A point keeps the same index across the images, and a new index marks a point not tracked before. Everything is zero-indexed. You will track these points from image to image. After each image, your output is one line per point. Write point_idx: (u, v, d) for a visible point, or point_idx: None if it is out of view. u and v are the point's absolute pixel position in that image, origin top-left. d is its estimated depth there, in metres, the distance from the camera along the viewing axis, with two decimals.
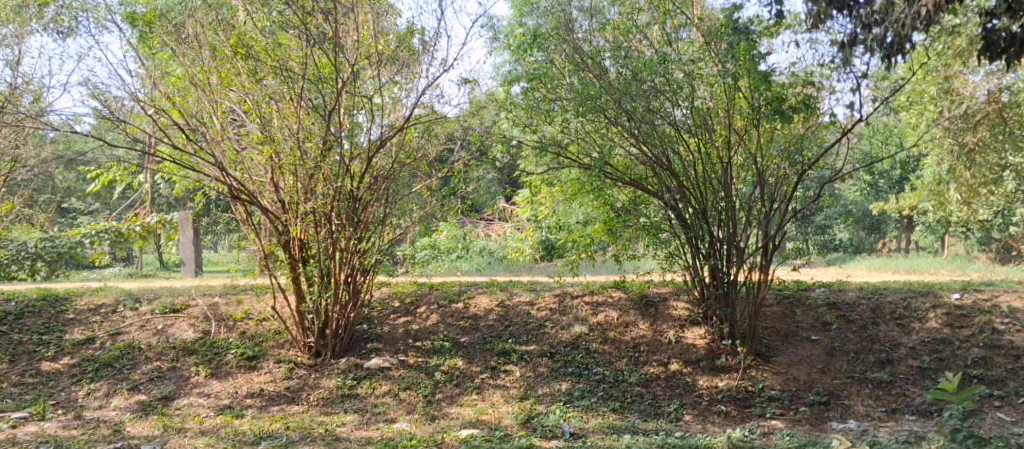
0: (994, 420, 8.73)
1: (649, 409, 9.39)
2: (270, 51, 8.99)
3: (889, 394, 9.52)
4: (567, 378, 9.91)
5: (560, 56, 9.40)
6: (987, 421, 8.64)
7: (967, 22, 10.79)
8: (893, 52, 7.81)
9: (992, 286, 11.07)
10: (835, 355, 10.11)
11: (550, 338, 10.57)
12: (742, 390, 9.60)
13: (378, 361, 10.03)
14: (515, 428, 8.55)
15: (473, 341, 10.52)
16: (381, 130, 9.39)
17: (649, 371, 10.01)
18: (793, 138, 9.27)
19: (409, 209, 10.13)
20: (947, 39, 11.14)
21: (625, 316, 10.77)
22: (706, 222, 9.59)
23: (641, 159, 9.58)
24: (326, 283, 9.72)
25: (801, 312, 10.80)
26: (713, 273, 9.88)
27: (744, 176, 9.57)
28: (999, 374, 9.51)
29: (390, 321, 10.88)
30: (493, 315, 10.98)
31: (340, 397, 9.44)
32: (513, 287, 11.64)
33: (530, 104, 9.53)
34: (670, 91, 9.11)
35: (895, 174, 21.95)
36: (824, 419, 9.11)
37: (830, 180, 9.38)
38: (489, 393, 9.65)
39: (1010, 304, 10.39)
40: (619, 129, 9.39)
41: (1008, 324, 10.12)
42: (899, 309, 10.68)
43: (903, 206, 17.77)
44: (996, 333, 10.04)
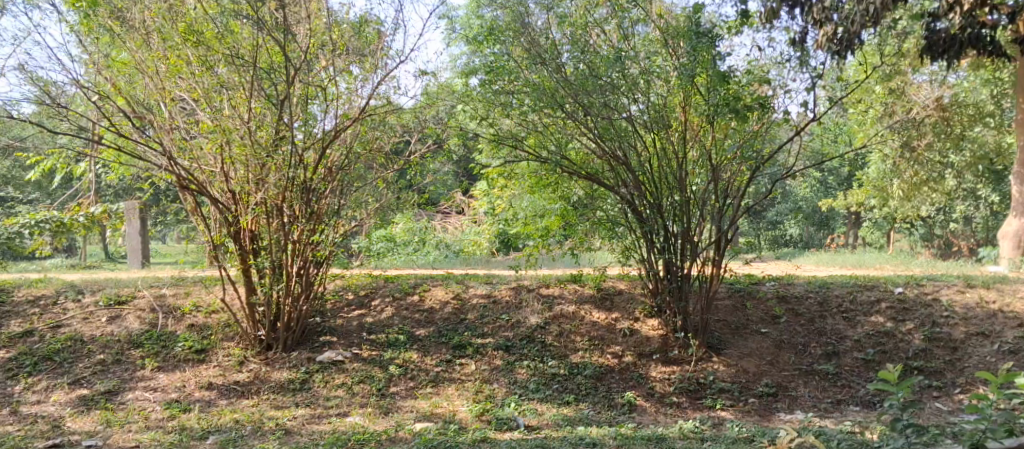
0: (932, 410, 8.24)
1: (604, 400, 8.67)
2: (222, 39, 8.10)
3: (835, 386, 8.81)
4: (523, 371, 9.11)
5: (519, 49, 8.50)
6: (923, 409, 8.22)
7: (914, 24, 10.79)
8: (842, 50, 7.34)
9: (931, 280, 10.40)
10: (784, 348, 9.31)
11: (506, 331, 9.71)
12: (692, 381, 8.82)
13: (331, 353, 9.29)
14: (471, 421, 8.02)
15: (430, 334, 9.68)
16: (335, 121, 8.60)
17: (602, 363, 9.19)
18: (747, 136, 8.45)
19: (364, 201, 9.24)
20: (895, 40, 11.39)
21: (580, 308, 9.92)
22: (660, 217, 8.79)
23: (597, 153, 8.79)
24: (278, 275, 8.97)
25: (751, 305, 9.92)
26: (666, 267, 9.08)
27: (699, 171, 8.77)
28: (937, 366, 8.88)
29: (344, 315, 10.01)
30: (450, 307, 10.08)
31: (291, 391, 8.77)
32: (470, 280, 10.70)
33: (488, 99, 8.64)
34: (627, 86, 8.33)
35: (844, 171, 22.99)
36: (771, 410, 8.43)
37: (782, 177, 8.65)
38: (444, 387, 8.92)
39: (950, 298, 9.73)
40: (574, 125, 8.61)
41: (948, 317, 9.47)
42: (846, 303, 9.91)
43: (850, 202, 18.28)
44: (935, 326, 9.38)
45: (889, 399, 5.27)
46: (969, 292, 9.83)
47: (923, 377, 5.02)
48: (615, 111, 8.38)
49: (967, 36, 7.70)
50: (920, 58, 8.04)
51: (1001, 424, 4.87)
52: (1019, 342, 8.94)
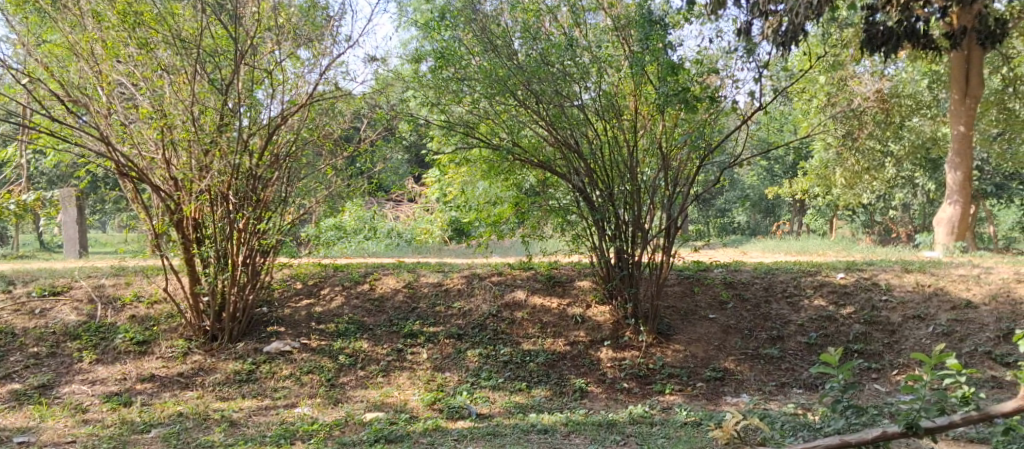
0: (871, 391, 8.43)
1: (556, 387, 8.69)
2: (163, 21, 7.93)
3: (779, 370, 8.96)
4: (474, 359, 9.08)
5: (470, 36, 8.41)
6: (863, 391, 8.40)
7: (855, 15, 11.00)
8: (787, 41, 7.41)
9: (871, 266, 10.62)
10: (731, 333, 9.43)
11: (458, 319, 9.66)
12: (642, 366, 8.88)
13: (278, 344, 9.14)
14: (422, 410, 7.97)
15: (380, 323, 9.58)
16: (282, 107, 8.46)
17: (554, 350, 9.20)
18: (697, 125, 8.43)
19: (312, 188, 9.09)
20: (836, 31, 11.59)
21: (532, 295, 9.90)
22: (611, 204, 8.80)
23: (549, 140, 8.74)
24: (223, 264, 8.80)
25: (699, 290, 10.03)
26: (617, 254, 9.10)
27: (650, 160, 8.78)
28: (876, 348, 9.07)
29: (292, 304, 9.86)
30: (402, 296, 9.99)
31: (238, 382, 8.61)
32: (421, 269, 10.61)
33: (438, 86, 8.55)
34: (579, 75, 8.32)
35: (789, 160, 23.42)
36: (718, 394, 8.55)
37: (730, 165, 8.72)
38: (395, 376, 8.85)
39: (889, 283, 9.95)
40: (525, 111, 8.54)
41: (886, 301, 9.67)
42: (790, 288, 10.07)
43: (796, 191, 18.60)
44: (874, 309, 9.58)
45: (829, 382, 5.37)
46: (907, 276, 10.07)
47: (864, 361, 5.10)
48: (566, 100, 8.36)
49: (904, 29, 7.86)
50: (860, 49, 8.14)
51: (935, 404, 4.99)
52: (953, 324, 9.18)
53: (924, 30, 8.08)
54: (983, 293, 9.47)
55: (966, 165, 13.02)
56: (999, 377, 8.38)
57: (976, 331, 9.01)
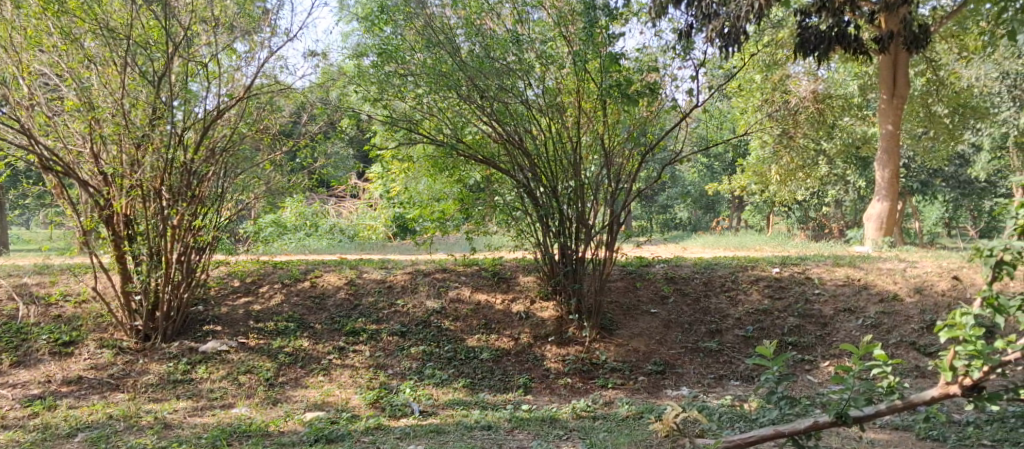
0: (805, 382, 8.60)
1: (499, 384, 8.67)
2: (88, 10, 7.58)
3: (718, 362, 9.08)
4: (417, 357, 8.99)
5: (413, 31, 8.35)
6: (797, 382, 8.56)
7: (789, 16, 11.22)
8: (729, 44, 7.42)
9: (804, 260, 10.84)
10: (671, 327, 9.51)
11: (401, 316, 9.55)
12: (585, 361, 8.92)
13: (214, 343, 8.94)
14: (364, 409, 7.86)
15: (321, 321, 9.42)
16: (217, 100, 8.25)
17: (498, 347, 9.17)
18: (638, 122, 8.57)
19: (250, 184, 8.80)
20: (770, 31, 11.82)
21: (477, 292, 9.83)
22: (555, 201, 8.79)
23: (494, 136, 8.68)
24: (156, 261, 8.54)
25: (641, 285, 10.10)
26: (561, 251, 9.10)
27: (593, 157, 8.80)
28: (810, 340, 9.23)
29: (229, 303, 9.64)
30: (343, 293, 9.84)
31: (171, 383, 8.38)
32: (364, 266, 10.47)
33: (381, 81, 8.41)
34: (522, 71, 8.29)
35: (728, 157, 23.83)
36: (659, 387, 8.64)
37: (671, 161, 8.78)
38: (337, 374, 8.71)
39: (822, 277, 10.17)
40: (469, 108, 8.48)
41: (820, 294, 9.88)
42: (728, 282, 10.20)
43: (735, 187, 18.92)
44: (808, 303, 9.77)
45: (765, 373, 5.46)
46: (839, 270, 10.31)
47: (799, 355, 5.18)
48: (511, 95, 8.29)
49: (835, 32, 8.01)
50: (793, 52, 8.28)
51: (863, 393, 5.11)
52: (882, 316, 9.41)
53: (853, 33, 8.25)
54: (908, 286, 9.73)
55: (894, 163, 13.38)
56: (922, 367, 8.61)
57: (901, 323, 9.25)
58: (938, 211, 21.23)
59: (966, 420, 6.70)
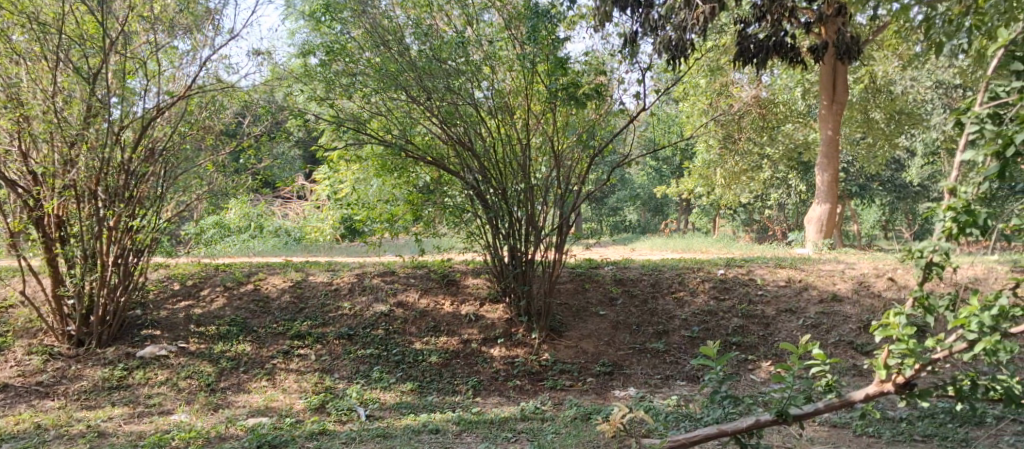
0: (747, 382, 8.73)
1: (447, 387, 8.62)
2: (17, 4, 7.33)
3: (664, 363, 9.15)
4: (364, 361, 8.90)
5: (361, 30, 8.23)
6: (740, 381, 8.68)
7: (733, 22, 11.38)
8: (676, 55, 7.44)
9: (748, 262, 11.02)
10: (619, 328, 9.56)
11: (349, 319, 9.43)
12: (535, 363, 8.92)
13: (154, 348, 8.74)
14: (308, 414, 7.76)
15: (265, 324, 9.26)
16: (158, 99, 8.10)
17: (447, 349, 9.12)
18: (586, 125, 8.64)
19: (190, 185, 8.61)
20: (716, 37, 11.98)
21: (426, 294, 9.75)
22: (505, 203, 8.75)
23: (443, 138, 8.65)
24: (91, 265, 8.32)
25: (589, 287, 10.13)
26: (511, 253, 9.07)
27: (542, 159, 8.84)
28: (753, 340, 9.34)
29: (169, 306, 9.44)
30: (288, 296, 9.68)
31: (107, 390, 8.16)
32: (310, 268, 10.32)
33: (329, 80, 8.32)
34: (471, 72, 8.25)
35: (675, 161, 24.14)
36: (607, 388, 8.68)
37: (619, 164, 8.83)
38: (281, 379, 8.57)
39: (765, 278, 10.33)
40: (418, 108, 8.42)
41: (763, 295, 10.02)
42: (675, 283, 10.30)
43: (682, 191, 19.15)
44: (751, 303, 9.90)
45: (709, 373, 5.51)
46: (781, 272, 10.49)
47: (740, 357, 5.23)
48: (460, 95, 8.24)
49: (773, 42, 8.10)
50: (733, 59, 8.40)
51: (802, 391, 5.19)
52: (821, 316, 9.58)
53: (792, 43, 8.39)
54: (846, 288, 9.94)
55: (833, 167, 13.64)
56: (859, 366, 8.79)
57: (840, 323, 9.43)
58: (876, 213, 21.74)
59: (899, 416, 6.86)
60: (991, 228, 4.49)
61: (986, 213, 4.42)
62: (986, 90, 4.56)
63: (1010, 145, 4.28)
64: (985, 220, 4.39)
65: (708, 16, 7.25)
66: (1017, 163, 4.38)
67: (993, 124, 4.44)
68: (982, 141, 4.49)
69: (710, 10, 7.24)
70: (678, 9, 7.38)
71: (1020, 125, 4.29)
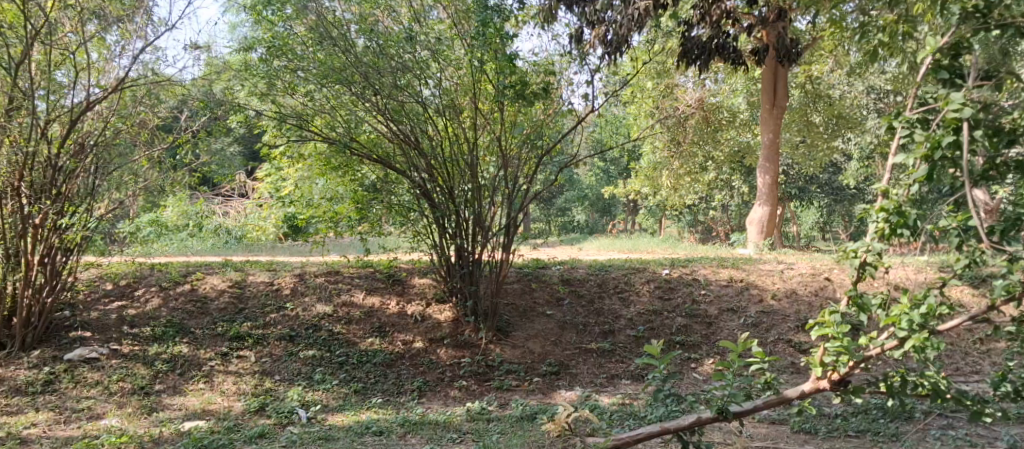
0: (691, 380, 8.81)
1: (392, 388, 8.53)
2: None
3: (611, 362, 9.18)
4: (307, 362, 8.76)
5: (304, 26, 8.08)
6: (683, 380, 8.76)
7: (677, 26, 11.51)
8: (612, 52, 7.52)
9: (691, 263, 11.14)
10: (566, 328, 9.57)
11: (291, 320, 9.26)
12: (481, 364, 8.88)
13: (83, 351, 8.50)
14: (247, 417, 7.60)
15: (202, 325, 9.06)
16: (88, 93, 7.88)
17: (392, 349, 9.03)
18: (535, 125, 8.57)
19: (125, 182, 8.40)
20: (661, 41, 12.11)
21: (371, 295, 9.64)
22: (452, 202, 8.72)
23: (389, 136, 8.55)
24: (14, 264, 8.11)
25: (537, 288, 10.14)
26: (458, 252, 9.01)
27: (490, 158, 8.78)
28: (696, 339, 9.43)
29: (100, 307, 9.19)
30: (227, 296, 9.47)
31: (31, 394, 7.91)
32: (250, 268, 10.12)
33: (270, 76, 8.17)
34: (418, 69, 8.15)
35: (622, 162, 24.39)
36: (553, 388, 8.68)
37: (567, 165, 8.82)
38: (219, 381, 8.40)
39: (708, 278, 10.45)
40: (363, 105, 8.31)
41: (707, 294, 10.14)
42: (621, 283, 10.36)
43: (629, 192, 19.33)
44: (695, 303, 9.99)
45: (652, 371, 5.53)
46: (724, 272, 10.63)
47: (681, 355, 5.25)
48: (407, 94, 8.18)
49: (715, 44, 8.18)
50: (677, 61, 8.46)
51: (741, 389, 5.25)
52: (761, 315, 9.72)
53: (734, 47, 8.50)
54: (785, 288, 10.11)
55: (774, 170, 13.83)
56: (797, 363, 8.94)
57: (779, 322, 9.57)
58: (814, 215, 22.23)
59: (834, 413, 6.97)
60: (920, 229, 4.59)
61: (916, 214, 4.52)
62: (917, 97, 4.70)
63: (938, 148, 4.40)
64: (914, 221, 4.49)
65: (641, 14, 7.23)
66: (945, 166, 4.48)
67: (923, 129, 4.57)
68: (912, 145, 4.63)
69: (644, 7, 7.22)
70: (616, 8, 7.45)
71: (946, 130, 4.42)
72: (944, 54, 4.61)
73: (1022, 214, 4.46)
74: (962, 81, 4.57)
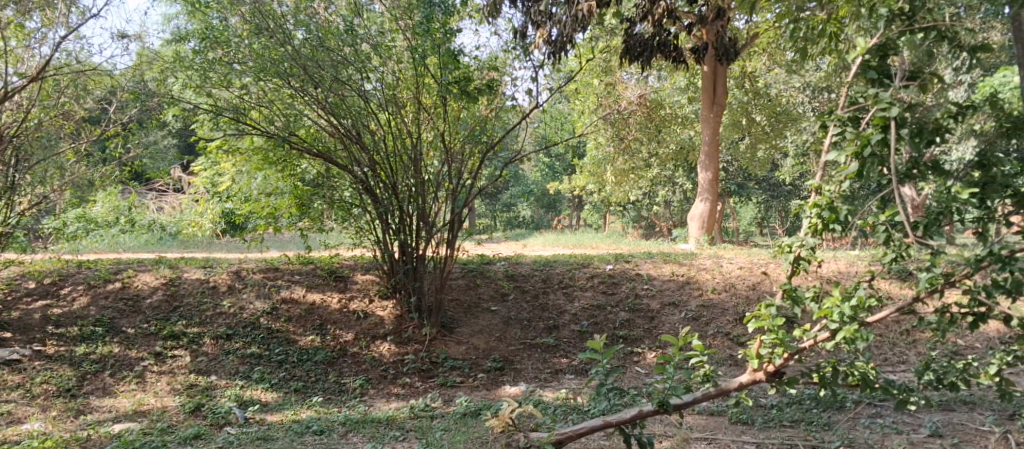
0: (633, 374, 8.85)
1: (334, 386, 8.39)
2: None
3: (555, 357, 9.16)
4: (245, 361, 8.58)
5: (239, 17, 7.85)
6: (625, 374, 8.79)
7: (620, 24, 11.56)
8: (556, 53, 7.52)
9: (634, 258, 11.22)
10: (511, 324, 9.53)
11: (228, 318, 9.04)
12: (425, 360, 8.80)
13: (3, 353, 8.25)
14: (182, 418, 7.41)
15: (135, 324, 8.80)
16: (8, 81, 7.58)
17: (335, 347, 8.89)
18: (478, 120, 8.49)
19: (49, 176, 8.48)
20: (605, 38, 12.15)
21: (311, 292, 9.42)
22: (395, 198, 8.62)
23: (329, 131, 8.40)
24: None
25: (482, 284, 10.08)
26: (401, 248, 8.95)
27: (434, 152, 8.65)
28: (638, 334, 9.47)
29: (23, 307, 8.87)
30: (161, 294, 9.21)
31: None
32: (185, 265, 9.86)
33: (204, 68, 7.94)
34: (358, 63, 8.01)
35: (567, 158, 24.55)
36: (498, 384, 8.63)
37: (512, 160, 8.78)
38: (152, 382, 8.18)
39: (650, 273, 10.52)
40: (302, 99, 8.17)
41: (649, 289, 10.20)
42: (565, 279, 10.37)
43: (574, 188, 19.43)
44: (638, 298, 10.04)
45: (594, 366, 5.52)
46: (665, 267, 10.73)
47: (622, 349, 5.25)
48: (348, 88, 8.05)
49: (657, 42, 8.23)
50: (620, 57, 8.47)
51: (681, 381, 5.28)
52: (701, 309, 9.81)
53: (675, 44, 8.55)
54: (725, 282, 10.23)
55: (714, 166, 14.07)
56: (736, 356, 9.05)
57: (718, 316, 9.68)
58: (753, 211, 22.63)
59: (769, 403, 7.07)
60: (852, 225, 4.66)
61: (849, 210, 4.60)
62: (848, 96, 4.79)
63: (867, 145, 4.48)
64: (846, 217, 4.57)
65: (585, 15, 7.25)
66: (875, 164, 4.55)
67: (854, 127, 4.66)
68: (844, 143, 4.71)
69: (588, 9, 7.25)
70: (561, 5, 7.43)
71: (874, 128, 4.51)
72: (873, 54, 4.69)
73: (945, 209, 4.52)
74: (890, 81, 4.64)
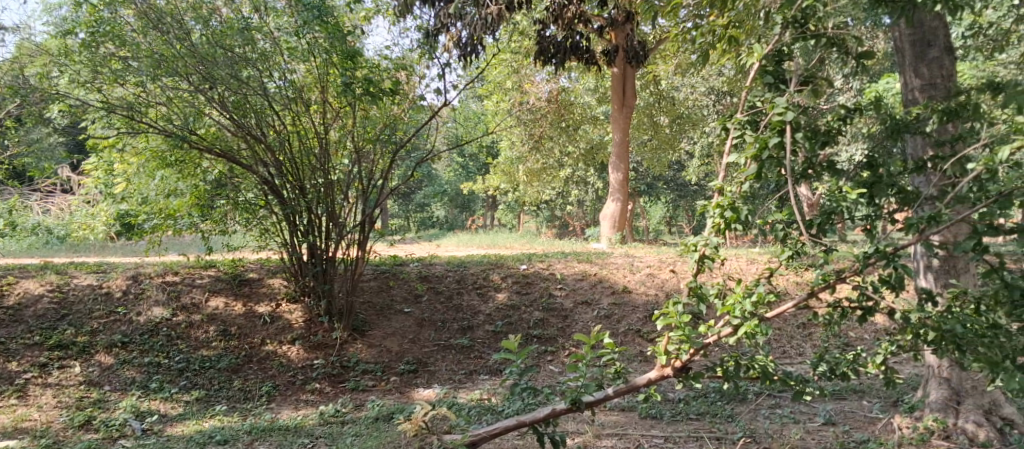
0: (547, 372, 8.84)
1: (239, 394, 8.09)
2: None
3: (470, 358, 9.06)
4: (140, 370, 8.19)
5: (133, 12, 7.57)
6: (539, 373, 8.77)
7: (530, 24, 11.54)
8: (468, 53, 7.45)
9: (546, 257, 11.22)
10: (425, 325, 9.40)
11: (123, 325, 8.61)
12: (335, 365, 8.58)
13: None
14: (70, 433, 7.01)
15: (16, 335, 8.28)
16: None
17: (240, 353, 8.58)
18: (388, 120, 8.31)
19: None
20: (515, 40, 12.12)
21: (215, 296, 9.06)
22: (304, 199, 8.33)
23: (231, 130, 8.09)
24: None
25: (394, 285, 9.90)
26: (310, 251, 8.69)
27: (343, 152, 8.45)
28: (552, 333, 9.47)
29: None
30: (47, 302, 8.71)
31: None
32: (74, 270, 9.35)
33: (94, 63, 7.55)
34: (259, 59, 7.75)
35: (480, 159, 24.50)
36: (411, 386, 8.48)
37: (424, 159, 8.64)
38: (36, 396, 7.71)
39: (563, 272, 10.53)
40: (202, 97, 7.84)
41: (563, 288, 10.19)
42: (480, 279, 10.27)
43: (487, 188, 19.37)
44: (551, 297, 10.03)
45: (507, 366, 5.43)
46: (577, 266, 10.76)
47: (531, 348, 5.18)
48: (250, 87, 7.77)
49: (570, 44, 8.24)
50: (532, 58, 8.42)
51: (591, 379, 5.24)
52: (613, 307, 9.87)
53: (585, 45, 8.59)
54: (636, 280, 10.33)
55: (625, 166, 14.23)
56: (646, 352, 9.15)
57: (630, 313, 9.76)
58: (662, 210, 23.04)
59: (676, 398, 7.15)
60: (751, 223, 4.73)
61: (750, 210, 4.65)
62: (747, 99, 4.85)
63: (765, 148, 4.53)
64: (746, 216, 4.62)
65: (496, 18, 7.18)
66: (773, 165, 4.64)
67: (753, 130, 4.69)
68: (744, 145, 4.76)
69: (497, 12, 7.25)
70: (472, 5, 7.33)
71: (771, 131, 4.57)
72: (769, 60, 4.78)
73: (836, 208, 4.61)
74: (785, 87, 4.73)
